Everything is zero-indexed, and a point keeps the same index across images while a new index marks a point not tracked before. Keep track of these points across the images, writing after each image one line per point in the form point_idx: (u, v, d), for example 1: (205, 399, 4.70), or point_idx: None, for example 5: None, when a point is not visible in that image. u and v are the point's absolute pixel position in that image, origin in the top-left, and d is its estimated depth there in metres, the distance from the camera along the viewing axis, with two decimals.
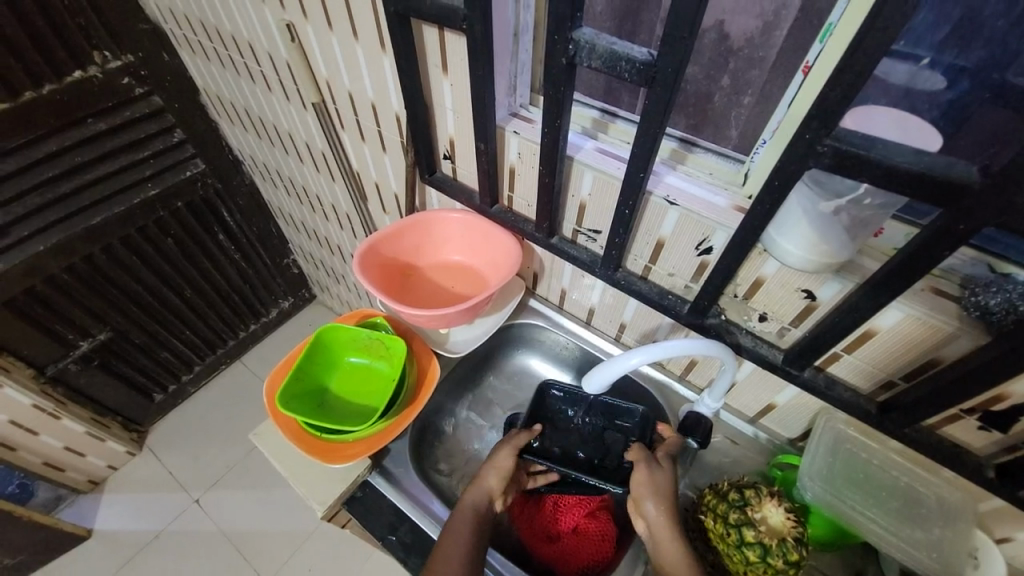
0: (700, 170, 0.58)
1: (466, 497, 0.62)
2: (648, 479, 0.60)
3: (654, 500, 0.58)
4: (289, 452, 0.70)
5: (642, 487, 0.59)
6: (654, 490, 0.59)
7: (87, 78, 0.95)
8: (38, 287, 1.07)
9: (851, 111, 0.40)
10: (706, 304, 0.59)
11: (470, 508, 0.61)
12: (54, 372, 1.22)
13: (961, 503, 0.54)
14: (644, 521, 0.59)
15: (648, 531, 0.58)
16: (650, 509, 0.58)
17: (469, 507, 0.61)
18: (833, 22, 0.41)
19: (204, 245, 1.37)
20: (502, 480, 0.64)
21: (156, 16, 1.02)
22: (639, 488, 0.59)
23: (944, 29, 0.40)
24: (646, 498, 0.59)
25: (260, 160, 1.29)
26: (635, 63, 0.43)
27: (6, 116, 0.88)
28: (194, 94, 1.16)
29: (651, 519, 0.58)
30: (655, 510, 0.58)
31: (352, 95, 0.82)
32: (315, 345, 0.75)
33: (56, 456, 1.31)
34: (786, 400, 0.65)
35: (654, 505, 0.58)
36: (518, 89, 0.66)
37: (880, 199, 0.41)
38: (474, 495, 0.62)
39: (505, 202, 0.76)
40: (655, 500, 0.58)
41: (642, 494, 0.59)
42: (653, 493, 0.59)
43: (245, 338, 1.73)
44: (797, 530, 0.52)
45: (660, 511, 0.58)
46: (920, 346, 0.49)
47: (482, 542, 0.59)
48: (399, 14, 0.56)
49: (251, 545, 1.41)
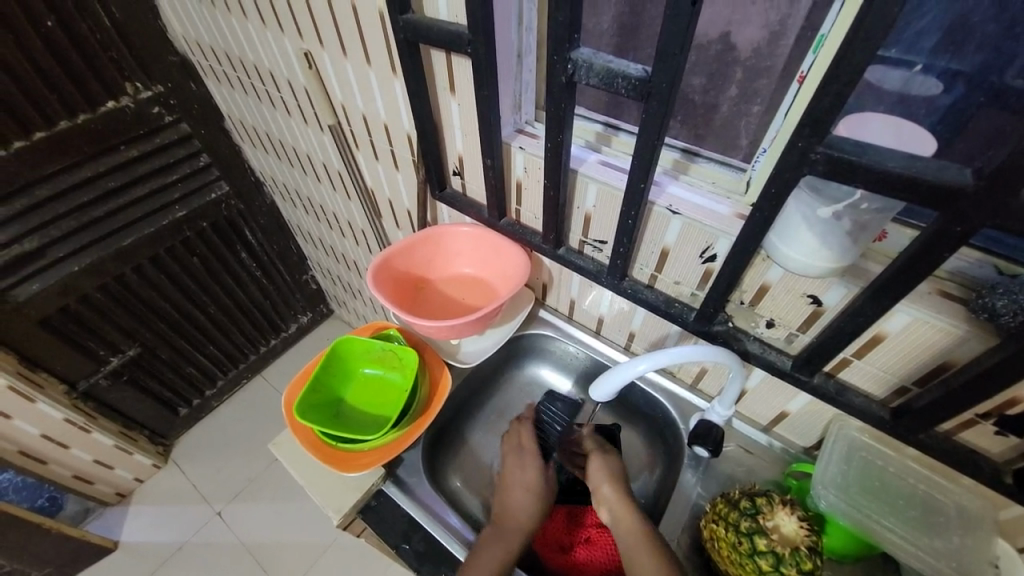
0: (702, 180, 0.60)
1: (508, 524, 0.63)
2: (603, 466, 0.65)
3: (615, 480, 0.64)
4: (307, 461, 0.72)
5: (599, 475, 0.65)
6: (609, 475, 0.64)
7: (119, 107, 1.02)
8: (72, 305, 1.13)
9: (844, 119, 0.41)
10: (712, 311, 0.59)
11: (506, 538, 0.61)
12: (85, 387, 1.27)
13: (980, 510, 0.53)
14: (605, 506, 0.62)
15: (611, 516, 0.61)
16: (608, 492, 0.63)
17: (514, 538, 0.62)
18: (824, 34, 0.43)
19: (227, 262, 1.42)
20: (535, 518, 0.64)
21: (184, 49, 1.09)
22: (599, 473, 0.65)
23: (935, 36, 0.40)
24: (602, 483, 0.64)
25: (280, 181, 1.34)
26: (631, 79, 0.45)
27: (44, 144, 0.94)
28: (219, 120, 1.22)
29: (609, 501, 0.62)
30: (610, 487, 0.63)
31: (366, 117, 0.85)
32: (331, 356, 0.78)
33: (85, 469, 1.36)
34: (799, 407, 0.64)
35: (610, 487, 0.63)
36: (522, 107, 0.69)
37: (877, 203, 0.42)
38: (508, 525, 0.63)
39: (513, 215, 0.78)
40: (615, 480, 0.64)
41: (598, 483, 0.64)
42: (607, 477, 0.64)
43: (266, 353, 1.77)
44: (811, 539, 0.51)
45: (617, 494, 0.62)
46: (930, 350, 0.49)
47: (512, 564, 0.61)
48: (408, 40, 0.59)
49: (269, 557, 1.42)
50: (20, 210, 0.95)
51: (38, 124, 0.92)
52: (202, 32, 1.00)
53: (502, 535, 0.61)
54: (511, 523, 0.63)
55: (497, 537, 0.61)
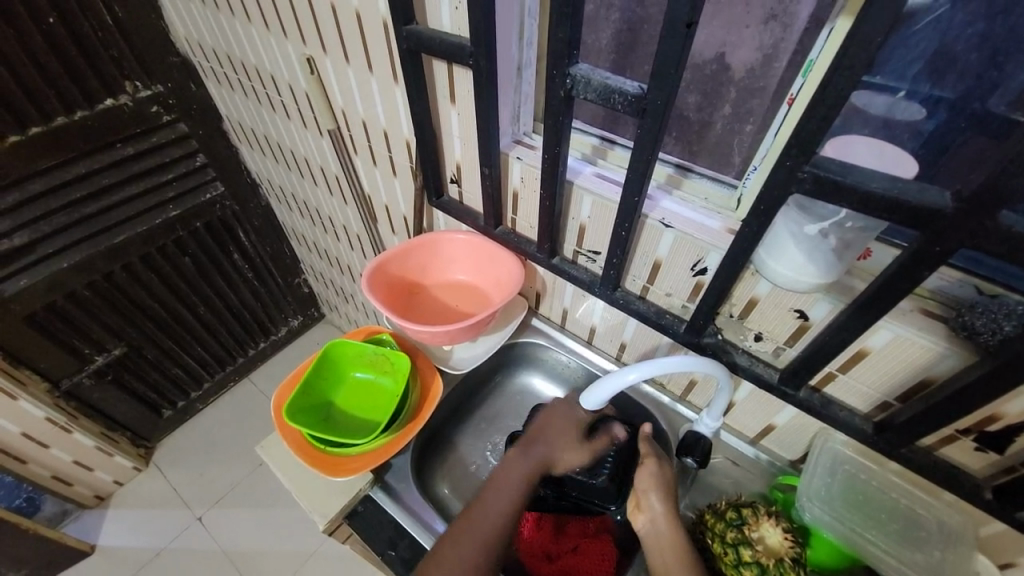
0: (694, 195, 0.61)
1: (534, 450, 0.66)
2: (656, 474, 0.62)
3: (659, 495, 0.60)
4: (294, 464, 0.72)
5: (647, 482, 0.62)
6: (660, 489, 0.61)
7: (118, 105, 1.02)
8: (58, 302, 1.12)
9: (831, 141, 0.42)
10: (701, 323, 0.60)
11: (535, 461, 0.65)
12: (68, 386, 1.24)
13: (960, 526, 0.54)
14: (647, 515, 0.60)
15: (651, 525, 0.59)
16: (656, 503, 0.60)
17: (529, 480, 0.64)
18: (812, 59, 0.45)
19: (219, 263, 1.42)
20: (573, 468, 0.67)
21: (185, 49, 1.09)
22: (646, 483, 0.61)
23: (918, 63, 0.42)
24: (652, 492, 0.61)
25: (276, 183, 1.34)
26: (627, 95, 0.46)
27: (39, 139, 0.94)
28: (217, 121, 1.23)
29: (655, 512, 0.59)
30: (660, 505, 0.60)
31: (366, 123, 0.86)
32: (322, 359, 0.78)
33: (65, 469, 1.33)
34: (785, 420, 0.65)
35: (658, 498, 0.60)
36: (521, 119, 0.70)
37: (860, 222, 0.43)
38: (534, 452, 0.66)
39: (509, 224, 0.79)
40: (661, 495, 0.60)
41: (646, 489, 0.61)
42: (658, 488, 0.61)
43: (254, 355, 1.76)
44: (795, 550, 0.53)
45: (666, 507, 0.59)
46: (912, 366, 0.50)
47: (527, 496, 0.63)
48: (411, 50, 0.61)
49: (250, 565, 1.39)
50: (11, 205, 0.95)
51: (34, 118, 0.92)
52: (205, 34, 1.01)
53: (528, 457, 0.65)
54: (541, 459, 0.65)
55: (529, 456, 0.65)
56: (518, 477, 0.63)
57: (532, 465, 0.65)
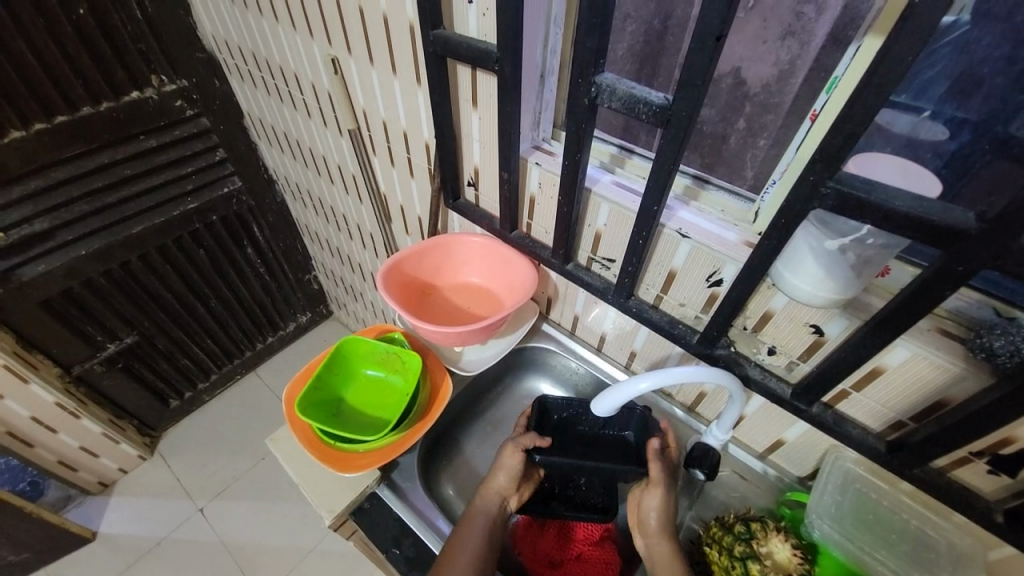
0: (712, 207, 0.61)
1: (477, 504, 0.64)
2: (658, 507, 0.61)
3: (659, 531, 0.61)
4: (301, 458, 0.72)
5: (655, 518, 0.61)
6: (667, 530, 0.61)
7: (143, 98, 1.04)
8: (74, 289, 1.13)
9: (855, 157, 0.43)
10: (715, 334, 0.60)
11: (481, 514, 0.63)
12: (79, 372, 1.25)
13: (970, 549, 0.54)
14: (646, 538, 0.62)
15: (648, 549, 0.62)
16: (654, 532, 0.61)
17: (481, 511, 0.63)
18: (837, 76, 0.45)
19: (232, 256, 1.43)
20: (511, 480, 0.65)
21: (211, 46, 1.12)
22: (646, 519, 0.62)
23: (944, 83, 0.42)
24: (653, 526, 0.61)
25: (293, 180, 1.36)
26: (652, 106, 0.47)
27: (64, 128, 0.96)
28: (238, 117, 1.25)
29: (653, 538, 0.61)
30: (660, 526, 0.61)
31: (386, 123, 0.87)
32: (336, 355, 0.78)
33: (71, 455, 1.33)
34: (795, 436, 0.65)
35: (661, 538, 0.61)
36: (541, 125, 0.70)
37: (883, 239, 0.44)
38: (480, 506, 0.64)
39: (524, 228, 0.79)
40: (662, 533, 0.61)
41: (651, 524, 0.61)
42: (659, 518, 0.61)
43: (262, 349, 1.77)
44: (803, 567, 0.54)
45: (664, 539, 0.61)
46: (927, 386, 0.50)
47: (493, 541, 0.61)
48: (437, 54, 0.62)
49: (248, 559, 1.39)
50: (34, 189, 0.97)
51: (60, 108, 0.94)
52: (232, 31, 1.03)
53: (476, 514, 0.63)
54: (478, 500, 0.65)
55: (474, 512, 0.63)
56: (478, 526, 0.61)
57: (484, 523, 0.62)
